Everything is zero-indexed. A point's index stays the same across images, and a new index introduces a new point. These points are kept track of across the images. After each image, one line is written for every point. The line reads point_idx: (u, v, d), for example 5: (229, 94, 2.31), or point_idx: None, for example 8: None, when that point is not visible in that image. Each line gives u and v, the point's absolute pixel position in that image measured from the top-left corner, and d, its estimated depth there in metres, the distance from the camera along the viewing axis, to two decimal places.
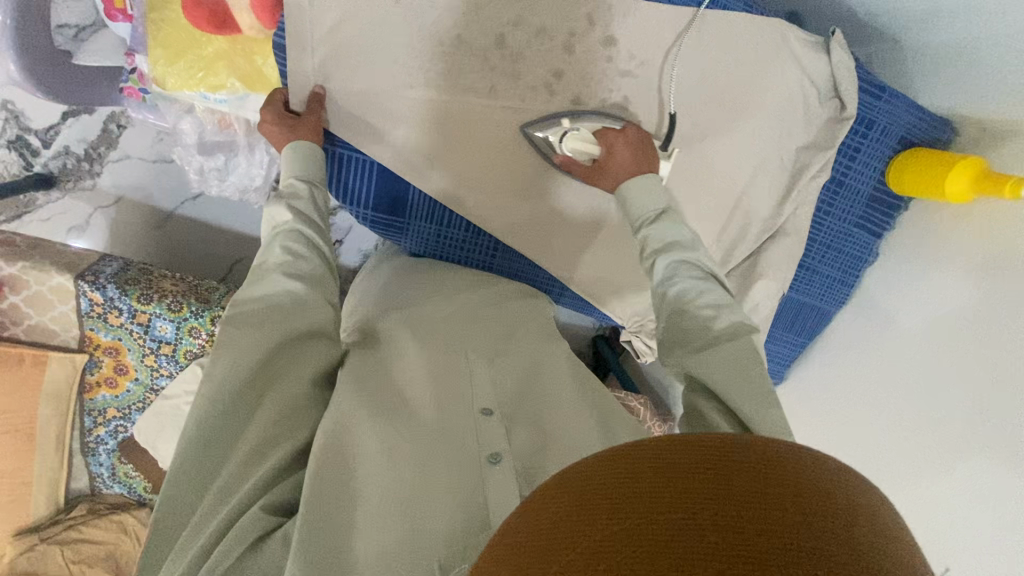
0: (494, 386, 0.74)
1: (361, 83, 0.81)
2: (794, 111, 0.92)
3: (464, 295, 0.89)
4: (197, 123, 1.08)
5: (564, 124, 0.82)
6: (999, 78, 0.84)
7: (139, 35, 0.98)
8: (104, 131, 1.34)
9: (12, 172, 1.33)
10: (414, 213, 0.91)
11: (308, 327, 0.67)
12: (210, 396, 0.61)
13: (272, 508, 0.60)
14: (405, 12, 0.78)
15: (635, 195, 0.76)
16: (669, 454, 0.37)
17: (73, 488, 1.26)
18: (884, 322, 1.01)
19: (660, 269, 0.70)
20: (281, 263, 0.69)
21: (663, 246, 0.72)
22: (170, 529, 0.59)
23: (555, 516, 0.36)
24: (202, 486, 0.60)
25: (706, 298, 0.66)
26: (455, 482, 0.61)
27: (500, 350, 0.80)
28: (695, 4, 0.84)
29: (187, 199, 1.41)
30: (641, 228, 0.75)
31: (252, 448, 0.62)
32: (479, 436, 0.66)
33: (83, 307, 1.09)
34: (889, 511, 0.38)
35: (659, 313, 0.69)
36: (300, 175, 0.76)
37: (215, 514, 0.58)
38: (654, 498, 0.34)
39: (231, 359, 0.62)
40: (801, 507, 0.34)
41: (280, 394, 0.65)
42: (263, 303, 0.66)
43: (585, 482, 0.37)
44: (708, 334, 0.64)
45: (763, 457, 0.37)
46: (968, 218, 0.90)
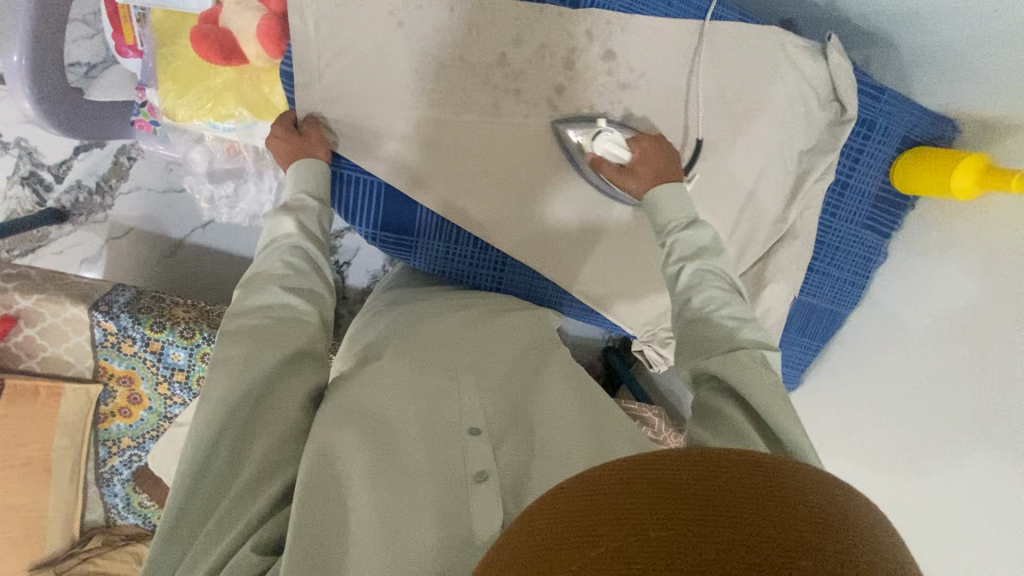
0: (484, 400, 0.71)
1: (366, 106, 0.82)
2: (795, 116, 0.92)
3: (461, 309, 0.88)
4: (207, 153, 1.09)
5: (601, 124, 0.84)
6: (1000, 74, 0.84)
7: (149, 69, 1.00)
8: (115, 164, 1.37)
9: (26, 208, 1.36)
10: (422, 230, 0.90)
11: (304, 344, 0.68)
12: (207, 423, 0.60)
13: (264, 547, 0.59)
14: (408, 36, 0.80)
15: (665, 203, 0.78)
16: (640, 479, 0.36)
17: (88, 519, 1.26)
18: (898, 324, 1.00)
19: (687, 275, 0.72)
20: (281, 276, 0.70)
21: (690, 253, 0.74)
22: (168, 563, 0.59)
23: (537, 541, 0.36)
24: (200, 516, 0.60)
25: (731, 310, 0.68)
26: (440, 506, 0.60)
27: (491, 365, 0.77)
28: (690, 16, 0.86)
29: (196, 227, 1.43)
30: (667, 235, 0.76)
31: (249, 478, 0.62)
32: (467, 456, 0.64)
33: (98, 336, 1.10)
34: (870, 514, 0.37)
35: (680, 319, 0.71)
36: (312, 191, 0.78)
37: (212, 546, 0.59)
38: (627, 520, 0.34)
39: (227, 383, 0.62)
40: (772, 519, 0.33)
41: (273, 420, 0.65)
42: (263, 315, 0.67)
43: (568, 505, 0.37)
44: (732, 343, 0.65)
45: (742, 477, 0.36)
46: (973, 215, 0.90)
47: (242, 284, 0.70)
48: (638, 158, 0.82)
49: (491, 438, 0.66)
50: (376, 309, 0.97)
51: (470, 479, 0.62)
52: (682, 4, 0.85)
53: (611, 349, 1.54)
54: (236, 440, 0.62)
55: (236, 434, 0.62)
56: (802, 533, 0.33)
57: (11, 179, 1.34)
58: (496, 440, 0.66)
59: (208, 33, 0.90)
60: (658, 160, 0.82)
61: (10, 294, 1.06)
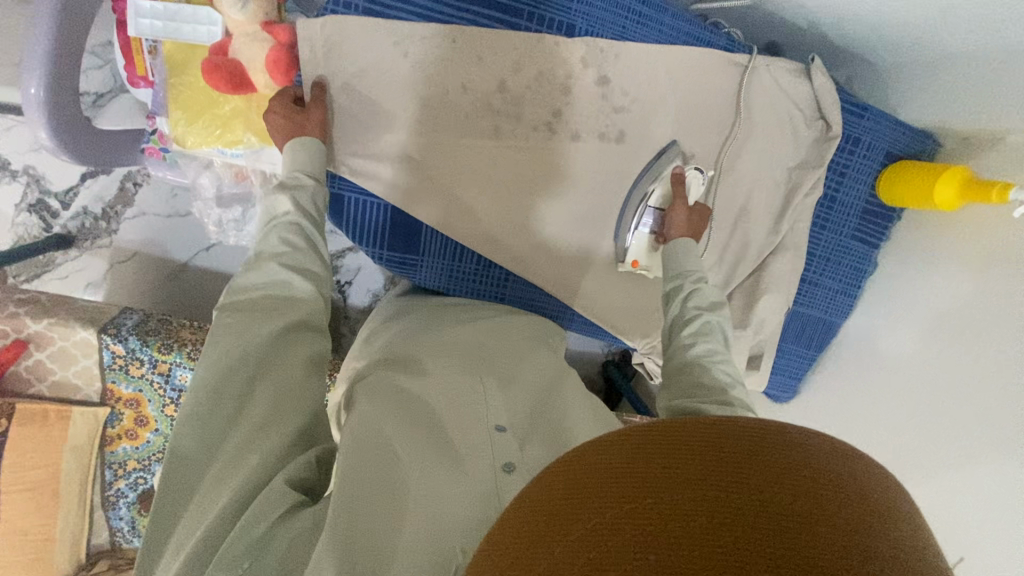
0: (508, 407, 0.74)
1: (373, 131, 0.85)
2: (783, 133, 0.97)
3: (477, 319, 0.91)
4: (215, 177, 1.13)
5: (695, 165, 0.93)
6: (976, 93, 0.89)
7: (160, 98, 1.03)
8: (121, 189, 1.40)
9: (33, 234, 1.38)
10: (427, 249, 0.93)
11: (297, 316, 0.69)
12: (218, 371, 0.63)
13: (292, 482, 0.60)
14: (412, 65, 0.84)
15: (682, 254, 0.84)
16: (691, 435, 0.39)
17: (93, 543, 1.25)
18: (890, 332, 1.03)
19: (698, 323, 0.75)
20: (280, 253, 0.72)
21: (705, 304, 0.77)
22: (169, 515, 0.59)
23: (588, 479, 0.39)
24: (207, 454, 0.61)
25: (727, 368, 0.72)
26: (474, 487, 0.61)
27: (508, 371, 0.81)
28: (679, 43, 0.90)
29: (200, 250, 1.45)
30: (682, 281, 0.80)
31: (254, 428, 0.62)
32: (495, 447, 0.66)
33: (106, 359, 1.12)
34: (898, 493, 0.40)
35: (681, 359, 0.74)
36: (306, 169, 0.78)
37: (217, 493, 0.58)
38: (683, 469, 0.37)
39: (229, 340, 0.65)
40: (813, 480, 0.37)
41: (276, 375, 0.65)
42: (258, 289, 0.70)
43: (618, 449, 0.40)
44: (724, 396, 0.68)
45: (785, 441, 0.39)
46: (957, 226, 0.94)
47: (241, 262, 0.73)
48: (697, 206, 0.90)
49: (515, 435, 0.69)
50: (381, 320, 0.98)
51: (498, 469, 0.64)
52: (670, 31, 0.90)
53: (610, 363, 1.56)
54: (238, 396, 0.63)
55: (241, 386, 0.63)
56: (821, 491, 0.36)
57: (19, 207, 1.36)
58: (520, 438, 0.69)
59: (218, 64, 0.93)
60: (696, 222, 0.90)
61: (21, 318, 1.08)
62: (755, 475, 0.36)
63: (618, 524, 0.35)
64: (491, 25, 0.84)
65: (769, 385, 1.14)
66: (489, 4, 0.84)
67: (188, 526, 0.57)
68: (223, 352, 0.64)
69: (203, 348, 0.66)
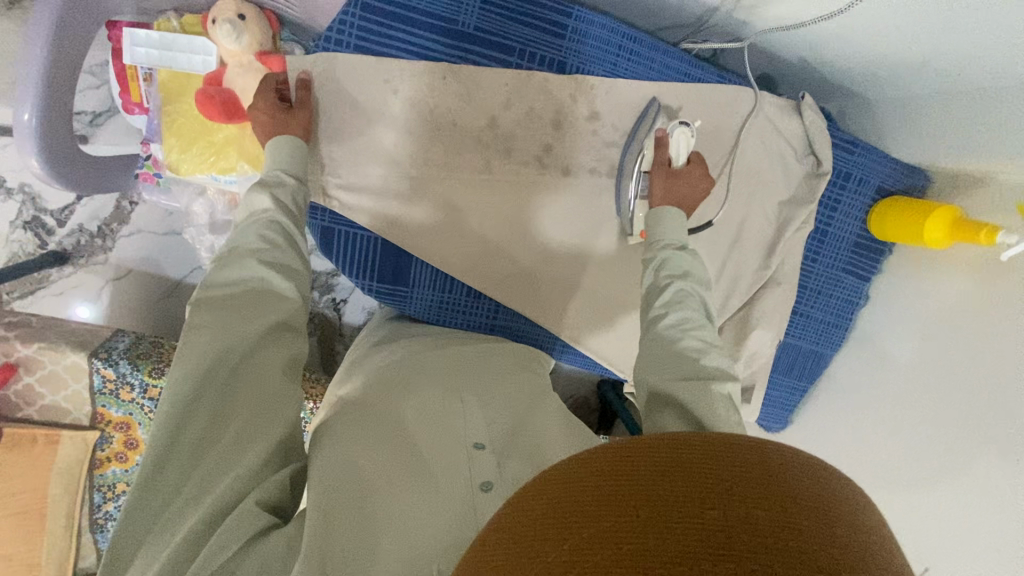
0: (488, 422, 0.75)
1: (363, 165, 0.86)
2: (772, 168, 0.97)
3: (458, 342, 0.92)
4: (209, 205, 1.14)
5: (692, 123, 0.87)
6: (964, 133, 0.89)
7: (155, 126, 1.04)
8: (117, 208, 1.40)
9: (28, 251, 1.38)
10: (416, 280, 0.93)
11: (277, 316, 0.68)
12: (190, 379, 0.60)
13: (263, 504, 0.61)
14: (404, 101, 0.84)
15: (658, 223, 0.80)
16: (650, 461, 0.41)
17: (81, 566, 1.25)
18: (880, 365, 1.03)
19: (672, 291, 0.72)
20: (258, 250, 0.70)
21: (679, 272, 0.74)
22: (132, 532, 0.55)
23: (552, 503, 0.41)
24: (182, 470, 0.58)
25: (703, 334, 0.69)
26: (450, 506, 0.62)
27: (488, 390, 0.82)
28: (668, 80, 0.91)
29: (195, 268, 1.46)
30: (656, 249, 0.78)
31: (229, 441, 0.60)
32: (473, 467, 0.67)
33: (96, 383, 1.12)
34: (866, 517, 0.41)
35: (652, 331, 0.71)
36: (285, 169, 0.77)
37: (191, 510, 0.57)
38: (641, 494, 0.38)
39: (207, 342, 0.63)
40: (770, 505, 0.38)
41: (251, 386, 0.63)
42: (237, 286, 0.68)
43: (581, 474, 0.42)
44: (696, 370, 0.66)
45: (745, 469, 0.40)
46: (947, 264, 0.94)
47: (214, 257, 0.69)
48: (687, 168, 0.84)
49: (494, 452, 0.70)
50: (368, 345, 0.97)
51: (475, 487, 0.64)
52: (661, 68, 0.90)
53: (605, 384, 1.56)
54: (210, 407, 0.60)
55: (212, 398, 0.61)
56: (778, 509, 0.38)
57: (14, 224, 1.36)
58: (499, 454, 0.69)
59: (212, 94, 0.93)
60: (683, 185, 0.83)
61: (12, 342, 1.08)
62: (712, 484, 0.39)
63: (581, 546, 0.37)
64: (482, 62, 0.85)
65: (763, 414, 1.14)
66: (481, 41, 0.84)
67: (159, 547, 0.55)
68: (197, 359, 0.61)
69: (177, 351, 0.62)
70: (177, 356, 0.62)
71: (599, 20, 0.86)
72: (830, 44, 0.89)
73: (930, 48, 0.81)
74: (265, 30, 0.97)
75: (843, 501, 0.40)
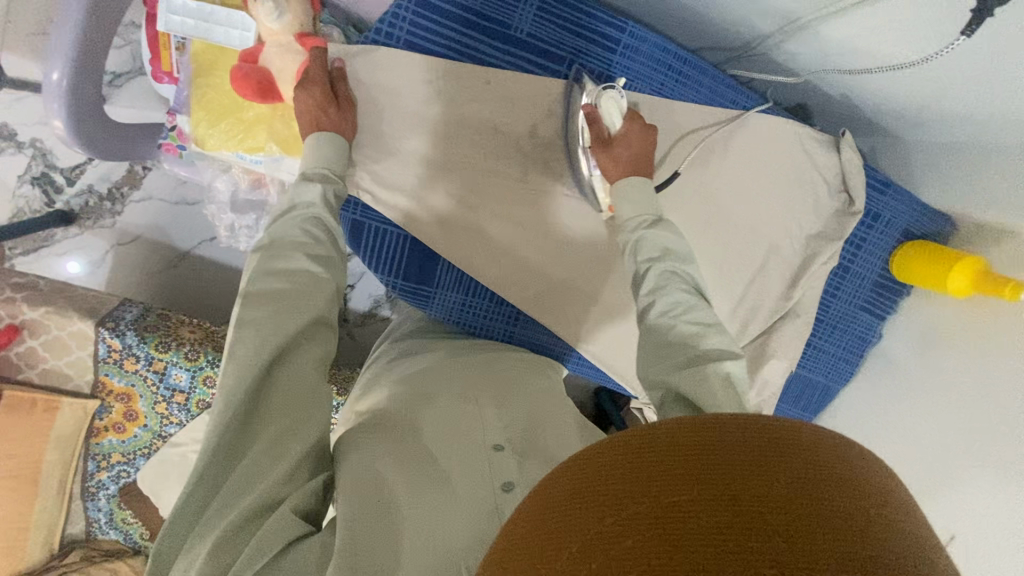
0: (506, 425, 0.75)
1: (400, 162, 0.85)
2: (804, 201, 0.97)
3: (477, 347, 0.94)
4: (232, 182, 1.12)
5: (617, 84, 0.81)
6: (995, 189, 0.90)
7: (183, 97, 1.02)
8: (129, 172, 1.37)
9: (33, 208, 1.35)
10: (442, 282, 0.92)
11: (316, 314, 0.70)
12: (234, 382, 0.63)
13: (297, 511, 0.62)
14: (447, 102, 0.83)
15: (626, 202, 0.78)
16: (703, 447, 0.39)
17: (68, 532, 1.25)
18: (889, 406, 1.05)
19: (652, 279, 0.73)
20: (302, 244, 0.71)
21: (657, 254, 0.74)
22: (184, 524, 0.62)
23: (600, 475, 0.40)
24: (227, 467, 0.63)
25: (695, 316, 0.69)
26: (474, 507, 0.63)
27: (508, 394, 0.83)
28: (713, 103, 0.91)
29: (204, 240, 1.43)
30: (632, 233, 0.77)
31: (262, 445, 0.63)
32: (493, 467, 0.68)
33: (101, 352, 1.10)
34: (915, 514, 0.40)
35: (642, 322, 0.72)
36: (320, 165, 0.75)
37: (228, 509, 0.60)
38: (691, 480, 0.37)
39: (255, 343, 0.65)
40: (824, 500, 0.36)
41: (287, 388, 0.66)
42: (282, 281, 0.69)
43: (631, 450, 0.41)
44: (692, 352, 0.66)
45: (801, 461, 0.39)
46: (962, 314, 0.96)
47: (259, 249, 0.71)
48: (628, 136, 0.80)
49: (514, 453, 0.70)
50: (388, 359, 0.96)
51: (496, 488, 0.65)
52: (707, 91, 0.90)
53: (604, 391, 1.56)
54: (248, 409, 0.64)
55: (250, 401, 0.64)
56: (833, 502, 0.36)
57: (22, 178, 1.33)
58: (518, 455, 0.70)
59: (247, 72, 0.92)
60: (637, 152, 0.80)
61: (18, 303, 1.06)
62: (756, 471, 0.38)
63: (624, 524, 0.36)
64: (530, 70, 0.84)
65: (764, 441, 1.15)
66: (532, 49, 0.84)
67: (201, 538, 0.59)
68: (241, 363, 0.64)
69: (227, 348, 0.65)
70: (226, 354, 0.65)
71: (651, 36, 0.85)
72: (877, 86, 0.89)
73: (977, 102, 0.81)
74: (307, 10, 0.95)
75: (892, 498, 0.39)
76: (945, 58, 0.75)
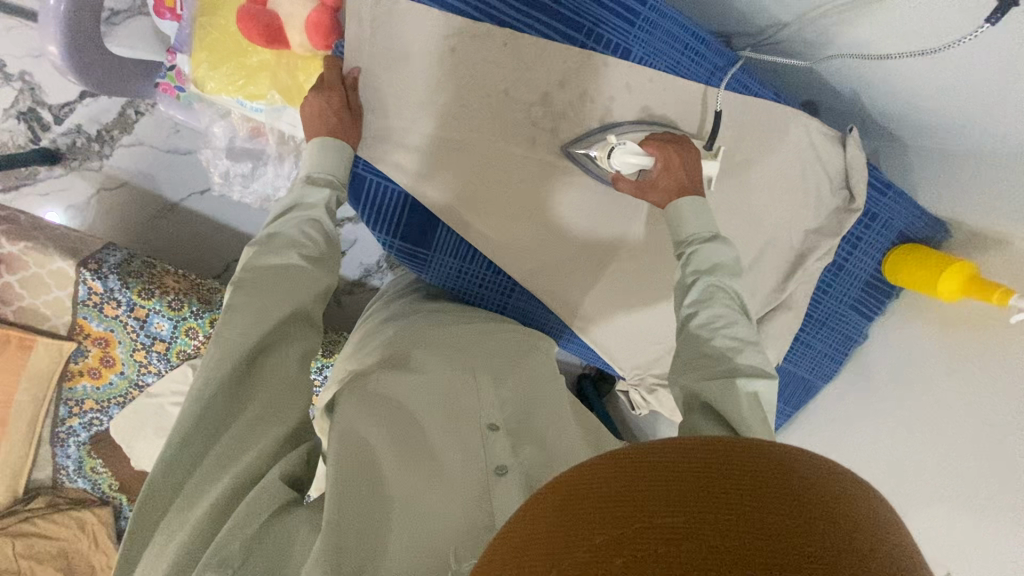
0: (502, 403, 0.78)
1: (407, 119, 0.84)
2: (805, 195, 0.98)
3: (474, 318, 0.93)
4: (230, 128, 1.09)
5: (611, 139, 0.82)
6: (990, 200, 0.91)
7: (185, 36, 1.01)
8: (120, 115, 1.32)
9: (17, 143, 1.30)
10: (439, 247, 0.91)
11: (300, 306, 0.71)
12: (218, 361, 0.64)
13: (285, 477, 0.64)
14: (460, 61, 0.82)
15: (685, 217, 0.79)
16: (695, 464, 0.39)
17: (34, 478, 1.23)
18: (870, 404, 1.08)
19: (698, 290, 0.73)
20: (296, 243, 0.73)
21: (705, 267, 0.75)
22: (157, 506, 0.61)
23: (587, 495, 0.40)
24: (204, 446, 0.62)
25: (736, 331, 0.69)
26: (466, 493, 0.65)
27: (505, 370, 0.84)
28: (728, 87, 0.90)
29: (193, 193, 1.39)
30: (686, 245, 0.78)
31: (242, 427, 0.63)
32: (489, 448, 0.70)
33: (81, 294, 1.07)
34: (900, 527, 0.40)
35: (685, 334, 0.72)
36: (322, 169, 0.78)
37: (206, 490, 0.61)
38: (684, 502, 0.37)
39: (245, 326, 0.66)
40: (816, 517, 0.37)
41: (275, 374, 0.67)
42: (273, 272, 0.70)
43: (619, 467, 0.40)
44: (728, 366, 0.67)
45: (792, 476, 0.39)
46: (950, 319, 0.97)
47: (255, 243, 0.72)
48: (661, 168, 0.81)
49: (507, 434, 0.73)
50: (380, 319, 0.96)
51: (490, 471, 0.67)
52: (722, 75, 0.89)
53: (586, 377, 1.54)
54: (233, 391, 0.64)
55: (235, 383, 0.64)
56: (823, 516, 0.37)
57: (8, 112, 1.28)
58: (512, 437, 0.73)
59: (256, 14, 0.90)
60: (676, 167, 0.81)
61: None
62: (750, 487, 0.38)
63: (615, 545, 0.36)
64: (546, 35, 0.82)
65: None
66: (551, 14, 0.82)
67: (177, 517, 0.60)
68: (229, 344, 0.65)
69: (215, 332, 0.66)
70: (214, 338, 0.65)
71: (671, 13, 0.85)
72: (888, 86, 0.89)
73: (982, 112, 0.81)
74: None
75: (879, 511, 0.40)
76: (958, 59, 0.76)
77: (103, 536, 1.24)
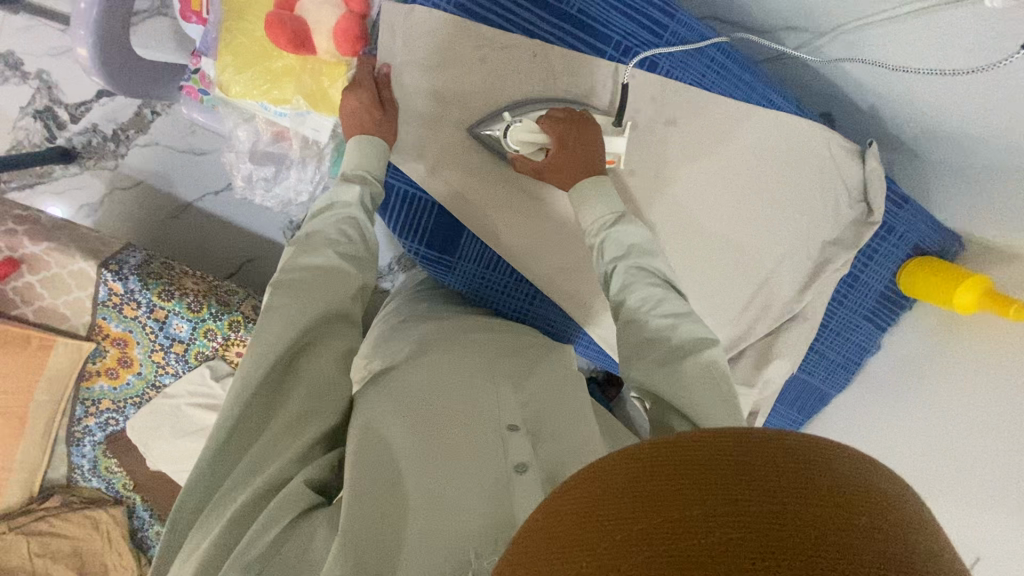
0: (522, 404, 0.79)
1: (436, 127, 0.85)
2: (824, 207, 1.00)
3: (493, 324, 0.94)
4: (254, 132, 1.09)
5: (506, 118, 0.81)
6: (1006, 215, 0.93)
7: (210, 39, 1.01)
8: (137, 114, 1.32)
9: (33, 142, 1.30)
10: (464, 253, 0.92)
11: (336, 307, 0.71)
12: (253, 361, 0.64)
13: (311, 482, 0.65)
14: (490, 72, 0.83)
15: (593, 200, 0.79)
16: (730, 457, 0.40)
17: (49, 477, 1.23)
18: (881, 412, 1.09)
19: (618, 278, 0.75)
20: (333, 242, 0.73)
21: (620, 253, 0.76)
22: (192, 506, 0.62)
23: (623, 483, 0.40)
24: (242, 448, 0.64)
25: (664, 307, 0.71)
26: (486, 490, 0.65)
27: (524, 373, 0.85)
28: (750, 100, 0.91)
29: (208, 193, 1.39)
30: (598, 233, 0.79)
31: (278, 428, 0.65)
32: (509, 447, 0.70)
33: (101, 295, 1.07)
34: (935, 523, 0.41)
35: (620, 321, 0.73)
36: (359, 167, 0.78)
37: (239, 491, 0.62)
38: (721, 494, 0.37)
39: (281, 326, 0.66)
40: (853, 511, 0.37)
41: (310, 373, 0.68)
42: (309, 270, 0.71)
43: (656, 457, 0.41)
44: (670, 347, 0.68)
45: (829, 468, 0.39)
46: (965, 331, 0.99)
47: (293, 243, 0.73)
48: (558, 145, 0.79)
49: (527, 434, 0.73)
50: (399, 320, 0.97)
51: (510, 468, 0.67)
52: (747, 89, 0.90)
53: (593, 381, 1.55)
54: (269, 394, 0.66)
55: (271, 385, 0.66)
56: (860, 510, 0.37)
57: (24, 110, 1.28)
58: (531, 437, 0.73)
59: (285, 20, 0.89)
60: (577, 141, 0.80)
61: (20, 237, 1.03)
62: (776, 476, 0.38)
63: (651, 535, 0.36)
64: (575, 47, 0.84)
65: None
66: (581, 26, 0.83)
67: (207, 520, 0.60)
68: (268, 343, 0.65)
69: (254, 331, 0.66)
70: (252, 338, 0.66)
71: (698, 27, 0.86)
72: (909, 101, 0.90)
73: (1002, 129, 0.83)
74: None
75: (913, 506, 0.40)
76: (983, 78, 0.77)
77: (117, 535, 1.25)
